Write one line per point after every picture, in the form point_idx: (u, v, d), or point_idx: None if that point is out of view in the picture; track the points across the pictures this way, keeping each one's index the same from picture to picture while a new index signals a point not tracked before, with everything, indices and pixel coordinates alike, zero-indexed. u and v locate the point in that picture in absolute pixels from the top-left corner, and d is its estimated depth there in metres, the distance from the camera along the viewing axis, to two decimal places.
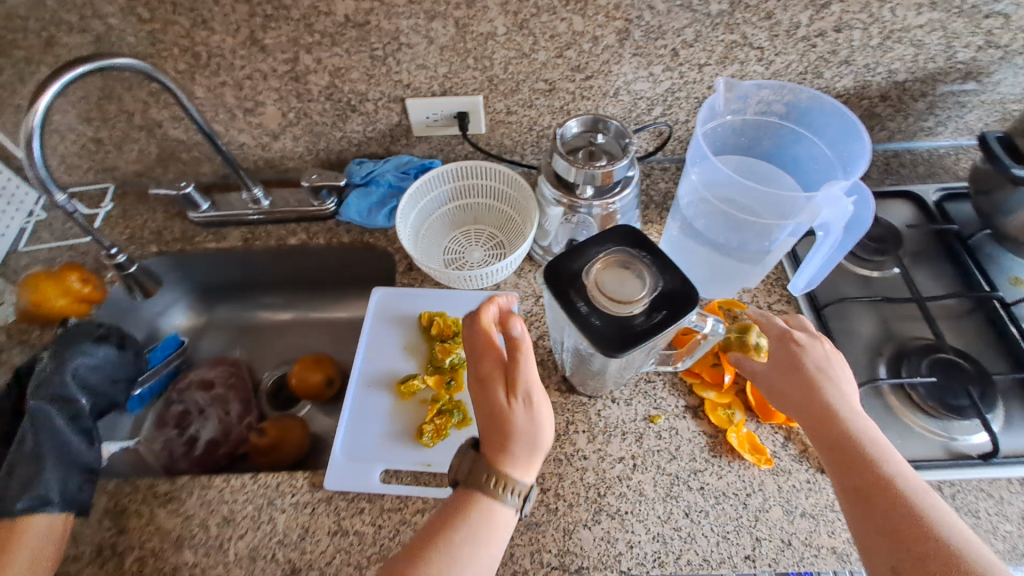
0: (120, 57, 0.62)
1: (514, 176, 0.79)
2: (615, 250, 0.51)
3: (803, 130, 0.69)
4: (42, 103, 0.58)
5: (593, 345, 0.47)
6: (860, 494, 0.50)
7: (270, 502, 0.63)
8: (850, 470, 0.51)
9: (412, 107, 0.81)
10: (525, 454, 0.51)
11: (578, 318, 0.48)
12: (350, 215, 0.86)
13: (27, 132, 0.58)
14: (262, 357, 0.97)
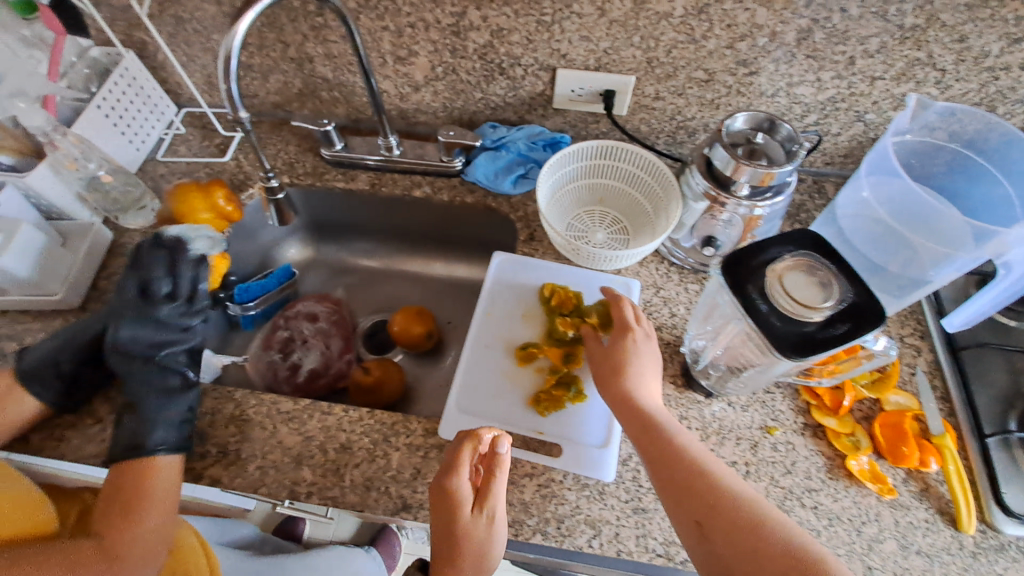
0: None
1: (656, 164, 0.77)
2: (803, 254, 0.50)
3: (990, 166, 0.65)
4: (242, 27, 0.56)
5: (769, 343, 0.46)
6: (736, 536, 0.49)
7: (385, 438, 0.65)
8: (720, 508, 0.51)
9: (561, 78, 0.80)
10: (473, 563, 0.56)
11: (755, 313, 0.48)
12: (476, 176, 0.87)
13: (225, 55, 0.57)
14: (362, 301, 1.00)
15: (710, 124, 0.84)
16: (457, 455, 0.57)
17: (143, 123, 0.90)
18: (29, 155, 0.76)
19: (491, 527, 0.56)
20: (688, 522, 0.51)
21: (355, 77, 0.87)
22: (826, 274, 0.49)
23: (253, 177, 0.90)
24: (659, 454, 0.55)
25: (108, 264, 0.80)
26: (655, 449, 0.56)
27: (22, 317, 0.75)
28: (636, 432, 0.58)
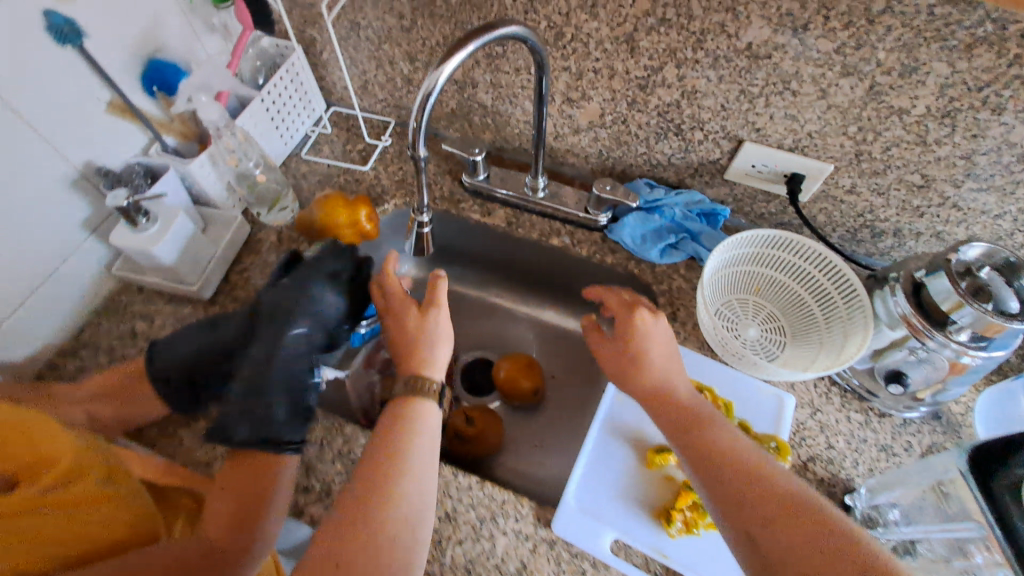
0: (505, 23, 0.54)
1: (842, 272, 0.68)
2: None
3: None
4: (450, 65, 0.52)
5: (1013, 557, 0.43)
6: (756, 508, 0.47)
7: (493, 518, 0.60)
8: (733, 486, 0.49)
9: (744, 152, 0.72)
10: (427, 353, 0.62)
11: (1005, 518, 0.45)
12: (622, 236, 0.80)
13: (428, 88, 0.53)
14: (467, 333, 0.96)
15: (902, 229, 0.74)
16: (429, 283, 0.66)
17: (295, 118, 0.89)
18: (191, 140, 0.76)
19: (437, 335, 0.64)
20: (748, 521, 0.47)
21: (514, 108, 0.82)
22: None
23: (390, 191, 0.88)
24: (699, 441, 0.53)
25: (241, 259, 0.80)
26: (697, 440, 0.54)
27: (155, 297, 0.76)
28: (670, 425, 0.56)
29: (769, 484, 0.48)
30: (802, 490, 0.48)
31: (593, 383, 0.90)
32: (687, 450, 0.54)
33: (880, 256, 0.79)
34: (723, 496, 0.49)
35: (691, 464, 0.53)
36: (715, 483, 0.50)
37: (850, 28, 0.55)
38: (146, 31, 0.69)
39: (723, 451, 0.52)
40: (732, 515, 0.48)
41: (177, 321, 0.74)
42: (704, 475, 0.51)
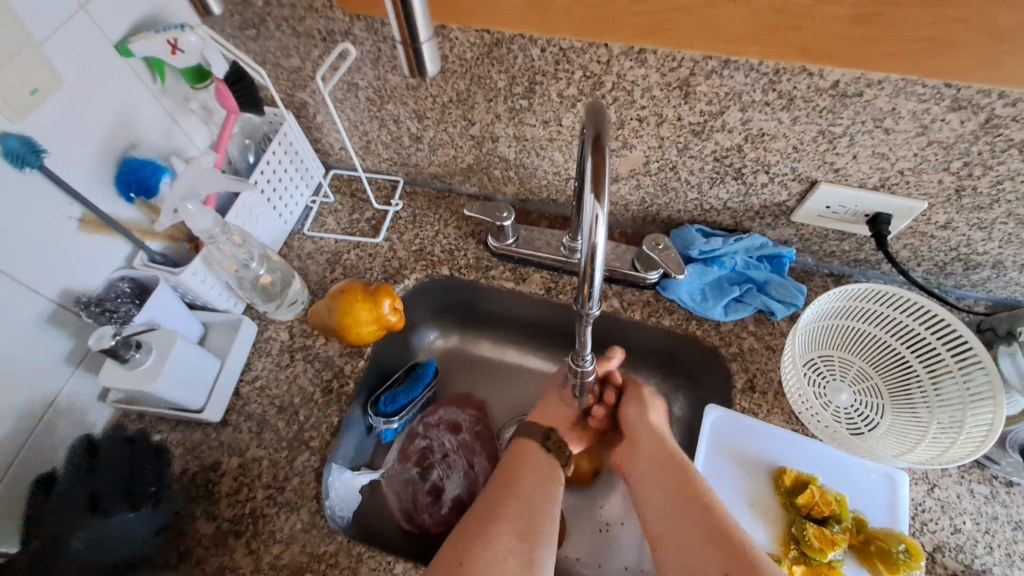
0: (585, 118, 0.44)
1: (950, 325, 0.59)
2: None
3: None
4: (596, 220, 0.43)
5: None
6: (692, 532, 0.53)
7: None
8: (686, 492, 0.56)
9: (818, 194, 0.62)
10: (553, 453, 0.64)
11: None
12: (679, 295, 0.70)
13: (592, 250, 0.44)
14: (505, 405, 0.85)
15: (1004, 261, 0.64)
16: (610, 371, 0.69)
17: (293, 192, 0.79)
18: (180, 241, 0.69)
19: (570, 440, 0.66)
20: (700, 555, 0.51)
21: (542, 160, 0.72)
22: None
23: (408, 264, 0.78)
24: (666, 486, 0.58)
25: (251, 366, 0.70)
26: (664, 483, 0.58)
27: (159, 425, 0.66)
28: (641, 458, 0.62)
29: (706, 519, 0.54)
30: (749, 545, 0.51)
31: None
32: (649, 494, 0.58)
33: (974, 288, 0.69)
34: (687, 531, 0.54)
35: (650, 468, 0.60)
36: (669, 532, 0.55)
37: (966, 62, 0.46)
38: (116, 130, 0.60)
39: (672, 493, 0.57)
40: (675, 534, 0.54)
41: (187, 451, 0.65)
42: (667, 504, 0.56)
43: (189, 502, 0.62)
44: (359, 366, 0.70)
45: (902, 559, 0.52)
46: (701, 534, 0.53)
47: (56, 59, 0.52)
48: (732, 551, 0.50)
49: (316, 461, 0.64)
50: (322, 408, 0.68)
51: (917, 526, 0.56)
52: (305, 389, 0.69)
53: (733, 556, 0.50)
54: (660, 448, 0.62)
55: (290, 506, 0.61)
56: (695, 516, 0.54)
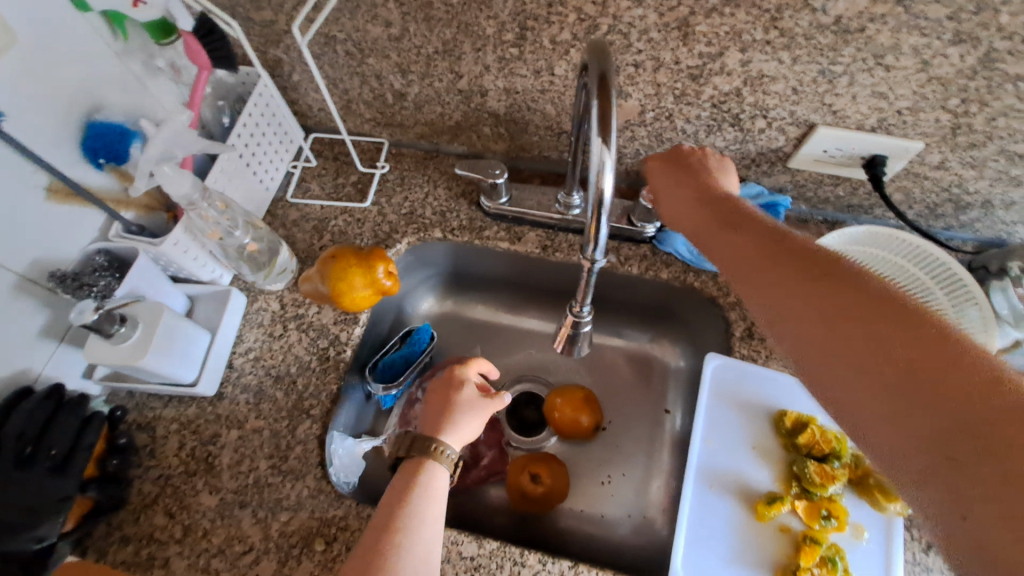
0: (591, 58, 0.42)
1: (945, 264, 0.59)
2: None
3: None
4: (607, 163, 0.41)
5: None
6: (854, 329, 0.37)
7: None
8: (828, 294, 0.39)
9: (815, 138, 0.62)
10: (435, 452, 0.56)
11: None
12: (675, 247, 0.70)
13: (599, 198, 0.42)
14: (503, 367, 0.84)
15: (993, 201, 0.65)
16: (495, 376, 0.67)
17: (272, 156, 0.76)
18: (157, 210, 0.65)
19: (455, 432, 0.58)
20: (817, 330, 0.39)
21: (533, 114, 0.70)
22: None
23: (399, 228, 0.75)
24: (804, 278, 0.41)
25: (241, 337, 0.68)
26: (760, 243, 0.46)
27: (151, 401, 0.64)
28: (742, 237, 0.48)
29: (880, 314, 0.37)
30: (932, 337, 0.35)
31: (651, 402, 0.78)
32: (750, 262, 0.46)
33: (963, 230, 0.70)
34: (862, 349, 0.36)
35: (776, 268, 0.43)
36: (784, 297, 0.42)
37: None
38: (80, 90, 0.56)
39: (821, 301, 0.39)
40: (827, 346, 0.38)
41: (183, 427, 0.63)
42: (826, 337, 0.38)
43: (189, 476, 0.61)
44: (355, 332, 0.69)
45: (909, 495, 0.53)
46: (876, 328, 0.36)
47: (9, 15, 0.48)
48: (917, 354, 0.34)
49: (318, 429, 0.63)
50: (321, 376, 0.66)
51: None
52: (300, 358, 0.67)
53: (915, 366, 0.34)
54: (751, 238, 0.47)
55: (294, 474, 0.61)
56: (850, 307, 0.38)
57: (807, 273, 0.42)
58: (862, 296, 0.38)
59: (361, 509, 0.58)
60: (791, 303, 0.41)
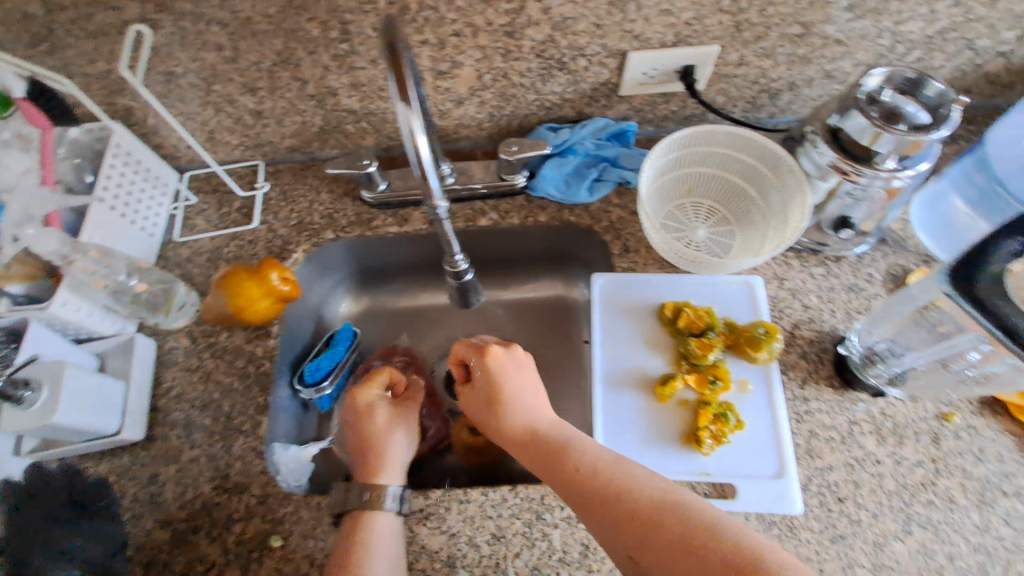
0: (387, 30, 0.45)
1: (763, 144, 0.68)
2: None
3: None
4: (415, 126, 0.45)
5: None
6: (610, 515, 0.49)
7: (540, 516, 0.58)
8: (585, 499, 0.51)
9: (632, 63, 0.70)
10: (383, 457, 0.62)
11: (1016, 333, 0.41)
12: (545, 189, 0.76)
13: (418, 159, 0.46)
14: (431, 344, 0.89)
15: (796, 82, 0.75)
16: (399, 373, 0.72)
17: (149, 203, 0.77)
18: (41, 278, 0.65)
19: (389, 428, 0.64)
20: (591, 522, 0.50)
21: (386, 102, 0.75)
22: None
23: (291, 239, 0.78)
24: (563, 484, 0.53)
25: (159, 379, 0.69)
26: (519, 428, 0.59)
27: (83, 463, 0.65)
28: (522, 446, 0.58)
29: (618, 525, 0.48)
30: (642, 515, 0.48)
31: (570, 337, 0.85)
32: (539, 460, 0.56)
33: (784, 114, 0.80)
34: (616, 530, 0.48)
35: (544, 468, 0.55)
36: (565, 492, 0.53)
37: None
38: None
39: (572, 487, 0.52)
40: (597, 523, 0.50)
41: (121, 477, 0.64)
42: (593, 522, 0.50)
43: (138, 520, 0.62)
44: (271, 344, 0.71)
45: (772, 346, 0.62)
46: (621, 526, 0.48)
47: None
48: (652, 533, 0.46)
49: (254, 442, 0.65)
50: (245, 393, 0.68)
51: (777, 314, 0.68)
52: (222, 382, 0.69)
53: (653, 539, 0.46)
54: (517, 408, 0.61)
55: (240, 487, 0.63)
56: (609, 520, 0.49)
57: (562, 462, 0.54)
58: (604, 496, 0.50)
59: (311, 499, 0.61)
60: (570, 496, 0.52)
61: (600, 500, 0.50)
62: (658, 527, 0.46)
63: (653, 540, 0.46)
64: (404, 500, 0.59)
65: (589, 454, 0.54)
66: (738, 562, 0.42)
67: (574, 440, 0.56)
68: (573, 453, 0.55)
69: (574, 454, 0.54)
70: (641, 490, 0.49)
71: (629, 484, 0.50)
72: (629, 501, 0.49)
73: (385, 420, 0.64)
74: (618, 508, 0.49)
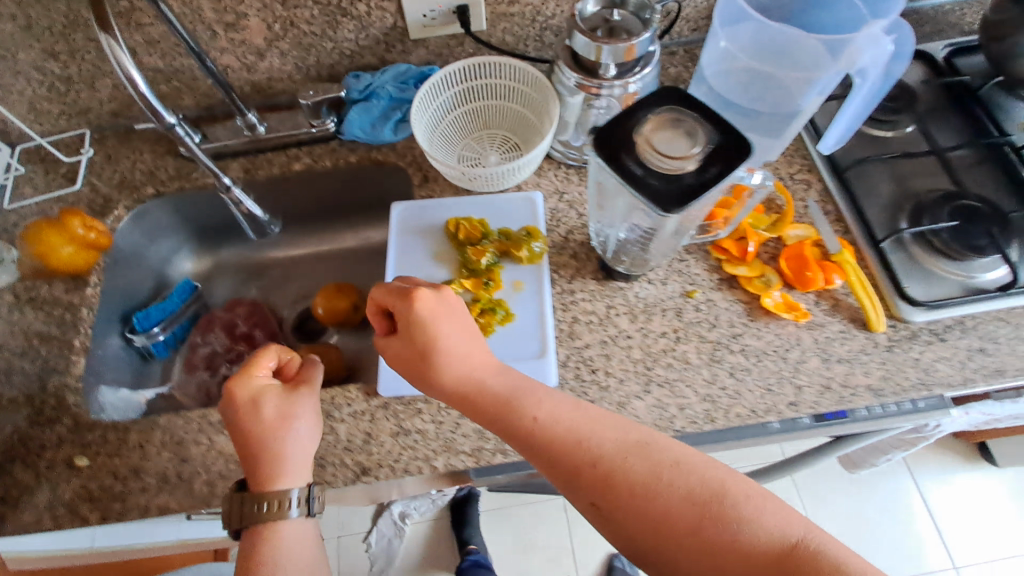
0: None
1: (527, 70, 0.75)
2: (666, 110, 0.50)
3: None
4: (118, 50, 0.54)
5: (652, 199, 0.47)
6: (566, 469, 0.47)
7: (328, 414, 0.65)
8: (542, 453, 0.48)
9: (407, 5, 0.76)
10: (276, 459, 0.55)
11: (635, 179, 0.48)
12: (353, 132, 0.82)
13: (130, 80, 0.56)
14: (278, 295, 0.95)
15: None
16: (290, 349, 0.64)
17: None
18: None
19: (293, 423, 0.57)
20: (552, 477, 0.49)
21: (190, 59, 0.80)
22: (691, 123, 0.49)
23: (113, 197, 0.82)
24: (518, 437, 0.50)
25: None
26: (451, 379, 0.53)
27: None
28: (447, 392, 0.53)
29: (597, 480, 0.46)
30: (614, 469, 0.46)
31: None
32: (484, 411, 0.52)
33: None
34: (574, 481, 0.47)
35: (493, 420, 0.51)
36: (521, 445, 0.50)
37: None
38: None
39: (526, 440, 0.49)
40: (554, 474, 0.48)
41: None
42: (553, 474, 0.48)
43: None
44: (88, 294, 0.76)
45: (532, 246, 0.70)
46: (584, 478, 0.47)
47: None
48: (631, 482, 0.45)
49: (69, 379, 0.70)
50: (60, 338, 0.73)
51: (554, 223, 0.75)
52: (40, 330, 0.73)
53: (613, 492, 0.45)
54: (438, 361, 0.53)
55: (52, 421, 0.67)
56: (565, 473, 0.48)
57: (518, 417, 0.50)
58: (559, 450, 0.48)
59: (116, 423, 0.66)
60: (527, 453, 0.50)
61: (555, 452, 0.48)
62: (622, 478, 0.45)
63: (646, 487, 0.44)
64: (313, 501, 0.55)
65: (539, 404, 0.51)
66: (701, 498, 0.43)
67: (517, 385, 0.52)
68: (515, 404, 0.51)
69: (518, 406, 0.51)
70: (599, 440, 0.48)
71: (588, 435, 0.48)
72: (591, 456, 0.47)
73: (278, 405, 0.57)
74: (581, 461, 0.47)
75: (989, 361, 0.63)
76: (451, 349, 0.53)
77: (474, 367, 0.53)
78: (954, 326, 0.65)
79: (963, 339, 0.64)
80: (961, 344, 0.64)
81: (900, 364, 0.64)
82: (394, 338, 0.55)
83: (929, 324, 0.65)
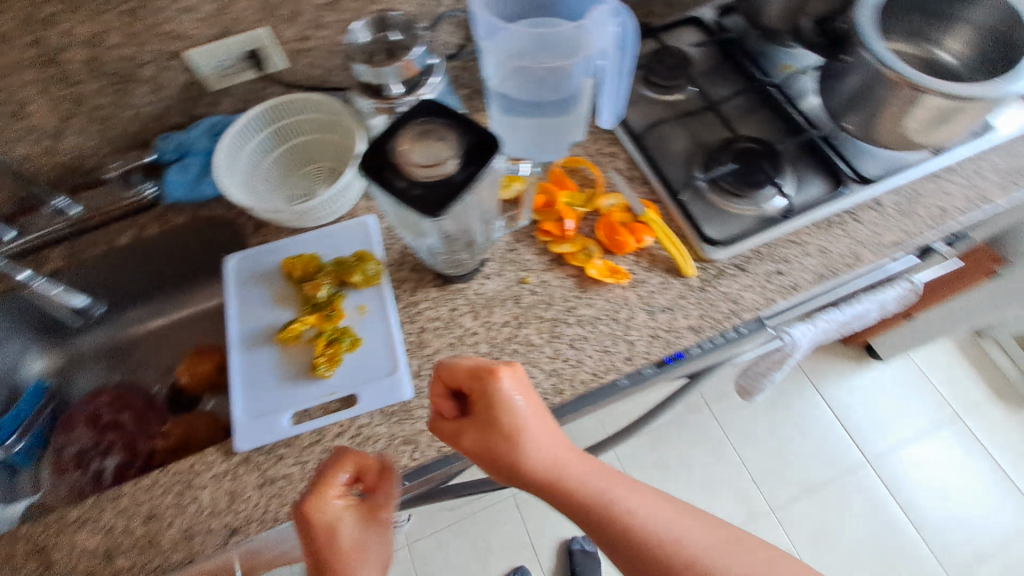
0: None
1: (326, 101, 0.77)
2: (419, 125, 0.53)
3: None
4: None
5: (421, 208, 0.50)
6: (652, 569, 0.48)
7: (188, 483, 0.64)
8: (625, 548, 0.49)
9: (195, 60, 0.77)
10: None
11: (401, 193, 0.51)
12: (174, 194, 0.80)
13: None
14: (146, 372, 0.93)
15: None
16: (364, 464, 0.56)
17: None
18: None
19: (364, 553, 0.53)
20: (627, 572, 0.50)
21: None
22: (441, 132, 0.53)
23: None
24: (595, 534, 0.51)
25: None
26: (540, 472, 0.52)
27: None
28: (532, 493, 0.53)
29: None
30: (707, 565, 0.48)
31: None
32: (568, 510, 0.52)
33: None
34: None
35: (585, 518, 0.51)
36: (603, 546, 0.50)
37: None
38: None
39: (603, 535, 0.50)
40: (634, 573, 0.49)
41: None
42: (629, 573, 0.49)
43: None
44: None
45: (365, 268, 0.72)
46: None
47: None
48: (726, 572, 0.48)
49: None
50: None
51: (390, 241, 0.77)
52: None
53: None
54: (527, 449, 0.53)
55: None
56: (651, 574, 0.48)
57: (614, 508, 0.51)
58: (642, 551, 0.49)
59: None
60: (614, 552, 0.50)
61: (640, 555, 0.49)
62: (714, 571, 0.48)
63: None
64: None
65: (631, 497, 0.51)
66: None
67: (600, 488, 0.52)
68: (599, 506, 0.51)
69: (607, 503, 0.51)
70: (694, 539, 0.49)
71: (665, 530, 0.49)
72: (682, 552, 0.48)
73: (356, 533, 0.54)
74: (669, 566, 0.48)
75: (785, 279, 0.71)
76: (549, 452, 0.53)
77: (570, 460, 0.53)
78: (753, 255, 0.72)
79: (762, 265, 0.72)
80: (762, 270, 0.71)
81: (713, 300, 0.70)
82: (469, 429, 0.54)
83: (732, 258, 0.72)
